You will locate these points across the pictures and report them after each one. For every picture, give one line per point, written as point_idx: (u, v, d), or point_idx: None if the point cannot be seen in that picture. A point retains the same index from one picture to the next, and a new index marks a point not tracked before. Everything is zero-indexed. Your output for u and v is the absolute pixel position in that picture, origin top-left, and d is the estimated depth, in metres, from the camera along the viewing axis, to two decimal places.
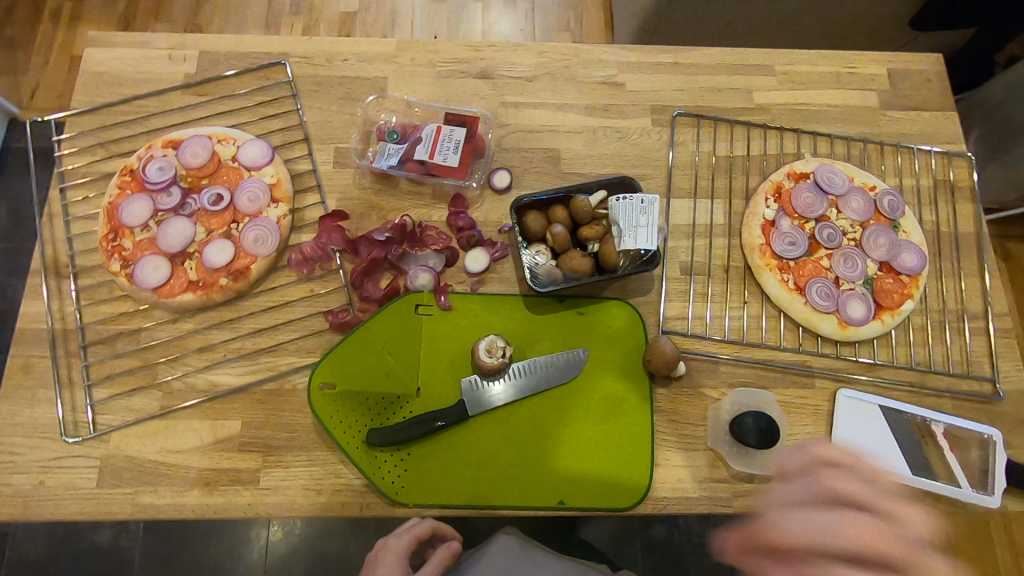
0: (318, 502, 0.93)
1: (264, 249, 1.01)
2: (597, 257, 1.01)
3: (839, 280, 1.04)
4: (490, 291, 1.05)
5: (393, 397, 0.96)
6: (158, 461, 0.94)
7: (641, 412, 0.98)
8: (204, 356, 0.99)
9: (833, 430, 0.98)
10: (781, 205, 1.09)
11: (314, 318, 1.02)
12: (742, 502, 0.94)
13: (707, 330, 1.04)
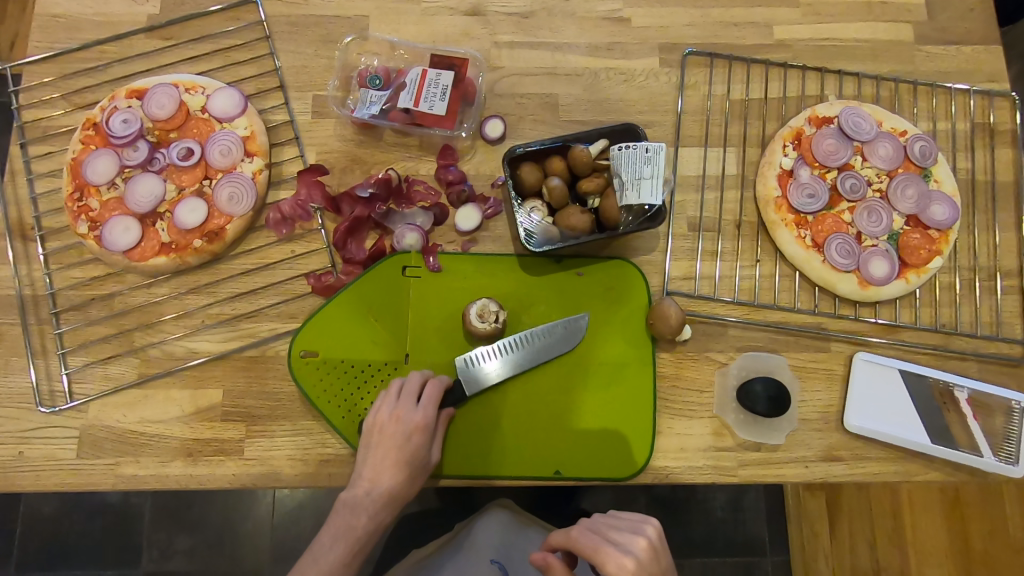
0: (305, 473, 0.89)
1: (239, 208, 0.94)
2: (597, 213, 0.94)
3: (860, 236, 0.96)
4: (483, 251, 0.98)
5: (380, 364, 0.92)
6: (139, 431, 0.90)
7: (644, 379, 0.93)
8: (181, 323, 0.94)
9: (848, 396, 0.92)
10: (801, 153, 0.99)
11: (296, 281, 0.96)
12: (748, 472, 0.90)
13: (715, 291, 0.96)
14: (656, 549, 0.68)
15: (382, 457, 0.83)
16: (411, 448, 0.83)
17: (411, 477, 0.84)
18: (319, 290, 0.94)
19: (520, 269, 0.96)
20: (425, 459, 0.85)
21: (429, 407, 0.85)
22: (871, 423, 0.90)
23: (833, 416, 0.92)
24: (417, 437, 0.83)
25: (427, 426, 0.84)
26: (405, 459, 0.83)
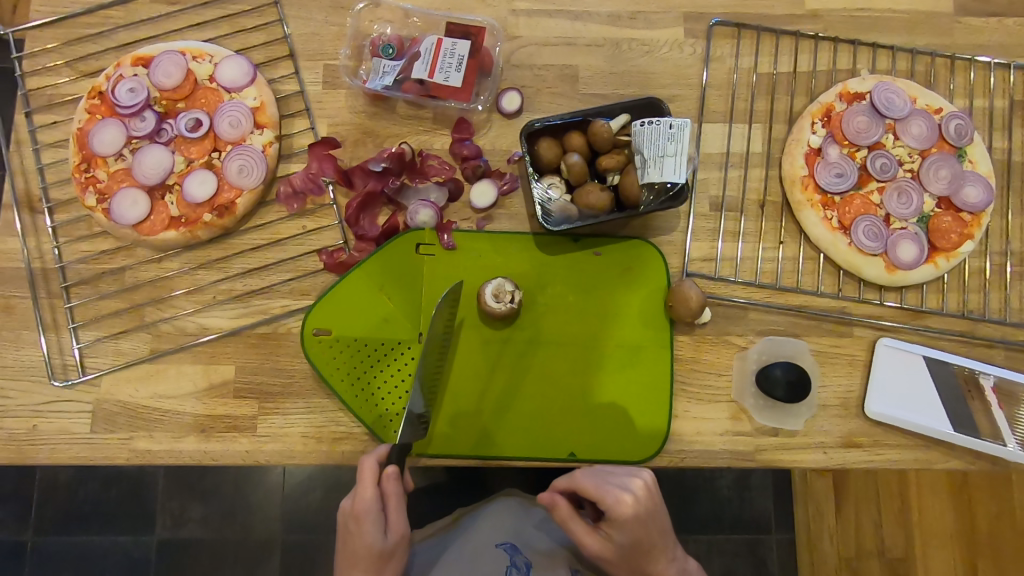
0: (317, 451, 0.89)
1: (249, 181, 0.92)
2: (617, 190, 0.91)
3: (889, 218, 0.93)
4: (499, 229, 0.95)
5: (393, 343, 0.90)
6: (151, 406, 0.90)
7: (661, 362, 0.91)
8: (192, 298, 0.93)
9: (869, 383, 0.90)
10: (829, 131, 0.96)
11: (307, 258, 0.94)
12: (766, 457, 0.89)
13: (737, 272, 0.94)
14: (652, 492, 0.73)
15: (343, 553, 0.72)
16: (358, 542, 0.70)
17: (372, 571, 0.71)
18: (331, 266, 0.92)
19: (536, 248, 0.94)
20: (375, 545, 0.70)
21: (366, 491, 0.71)
22: (892, 410, 0.89)
23: (854, 402, 0.90)
24: (363, 529, 0.70)
25: (367, 512, 0.70)
26: (355, 555, 0.70)
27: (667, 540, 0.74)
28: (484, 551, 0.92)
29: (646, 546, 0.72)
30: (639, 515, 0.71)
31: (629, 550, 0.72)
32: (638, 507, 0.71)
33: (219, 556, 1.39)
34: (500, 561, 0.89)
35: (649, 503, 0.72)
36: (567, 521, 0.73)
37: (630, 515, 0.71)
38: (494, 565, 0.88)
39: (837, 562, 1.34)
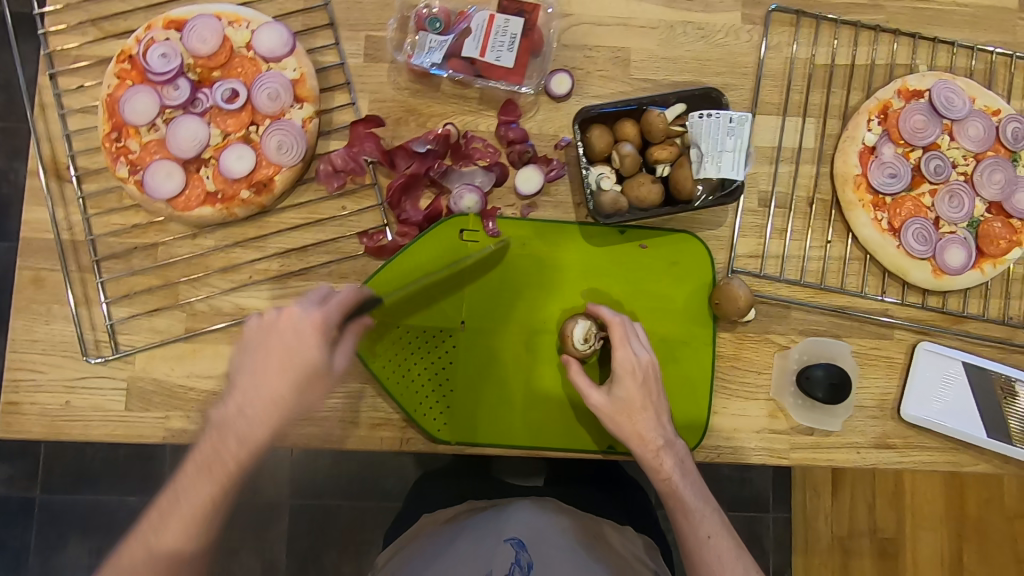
0: (356, 436, 0.89)
1: (289, 158, 0.89)
2: (667, 183, 0.89)
3: (938, 221, 0.92)
4: (544, 217, 0.93)
5: (435, 331, 0.89)
6: (188, 385, 0.89)
7: (703, 359, 0.91)
8: (228, 278, 0.91)
9: (907, 385, 0.91)
10: (885, 129, 0.94)
11: (347, 240, 0.92)
12: (800, 455, 0.90)
13: (782, 270, 0.93)
14: (682, 456, 0.82)
15: (264, 353, 0.66)
16: (301, 348, 0.66)
17: (300, 388, 0.66)
18: (372, 250, 0.90)
19: (582, 239, 0.92)
20: (321, 362, 0.67)
21: (330, 310, 0.69)
22: (928, 413, 0.90)
23: (890, 404, 0.91)
24: (305, 338, 0.66)
25: (325, 328, 0.68)
26: (291, 361, 0.65)
27: (714, 517, 0.80)
28: (491, 543, 0.83)
29: (646, 413, 0.80)
30: (641, 373, 0.81)
31: (633, 407, 0.80)
32: (643, 365, 0.81)
33: (227, 519, 1.38)
34: (506, 555, 0.80)
35: (670, 440, 0.81)
36: (576, 374, 0.82)
37: (636, 373, 0.80)
38: (500, 559, 0.80)
39: (830, 541, 1.37)
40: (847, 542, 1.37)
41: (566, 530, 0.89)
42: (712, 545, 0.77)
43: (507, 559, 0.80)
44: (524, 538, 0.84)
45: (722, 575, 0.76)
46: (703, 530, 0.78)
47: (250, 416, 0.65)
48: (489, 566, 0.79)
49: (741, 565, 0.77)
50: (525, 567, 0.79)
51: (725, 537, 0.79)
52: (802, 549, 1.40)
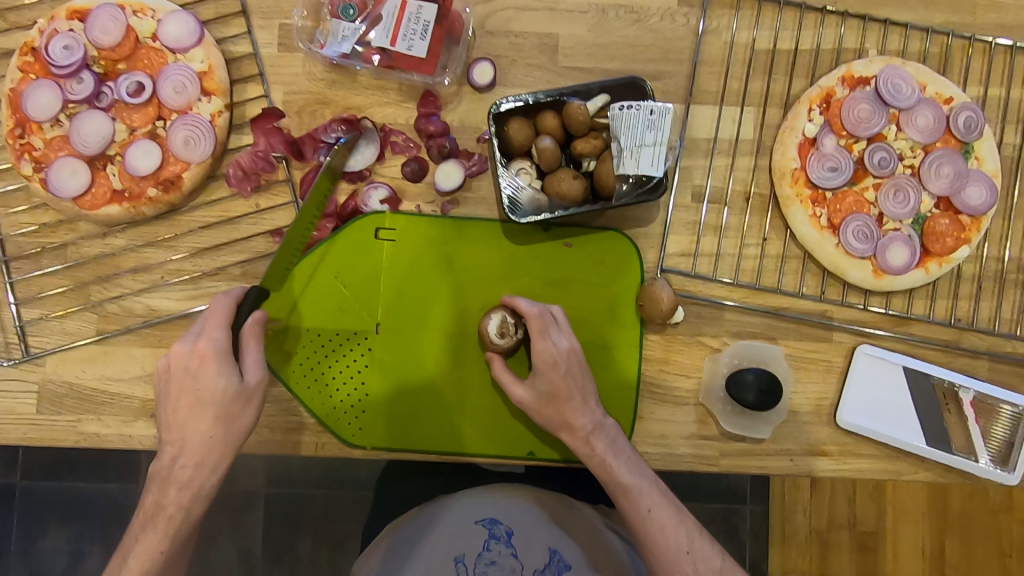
0: (270, 440, 0.86)
1: (196, 154, 0.85)
2: (592, 178, 0.85)
3: (882, 218, 0.87)
4: (465, 214, 0.89)
5: (349, 334, 0.86)
6: (99, 388, 0.87)
7: (628, 362, 0.87)
8: (139, 278, 0.88)
9: (844, 390, 0.86)
10: (828, 119, 0.88)
11: (260, 239, 0.88)
12: (730, 462, 0.86)
13: (715, 269, 0.89)
14: (615, 434, 0.80)
15: (174, 401, 0.67)
16: (200, 383, 0.67)
17: (221, 418, 0.68)
18: (295, 250, 0.87)
19: (504, 237, 0.89)
20: (229, 386, 0.67)
21: (210, 333, 0.68)
22: (865, 420, 0.86)
23: (826, 409, 0.87)
24: (205, 371, 0.67)
25: (212, 352, 0.67)
26: (199, 400, 0.66)
27: (653, 490, 0.78)
28: (464, 524, 0.87)
29: (574, 400, 0.79)
30: (562, 364, 0.78)
31: (560, 401, 0.79)
32: (563, 354, 0.79)
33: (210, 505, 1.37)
34: (478, 535, 0.85)
35: (599, 421, 0.80)
36: (500, 372, 0.81)
37: (557, 364, 0.78)
38: (471, 540, 0.85)
39: (807, 534, 1.32)
40: (825, 535, 1.32)
41: (542, 505, 0.91)
42: (654, 518, 0.76)
43: (479, 540, 0.85)
44: (496, 514, 0.88)
45: (667, 545, 0.75)
46: (644, 505, 0.77)
47: (186, 463, 0.67)
48: (460, 547, 0.84)
49: (683, 531, 0.76)
50: (499, 541, 0.85)
51: (665, 507, 0.77)
52: (779, 541, 1.34)
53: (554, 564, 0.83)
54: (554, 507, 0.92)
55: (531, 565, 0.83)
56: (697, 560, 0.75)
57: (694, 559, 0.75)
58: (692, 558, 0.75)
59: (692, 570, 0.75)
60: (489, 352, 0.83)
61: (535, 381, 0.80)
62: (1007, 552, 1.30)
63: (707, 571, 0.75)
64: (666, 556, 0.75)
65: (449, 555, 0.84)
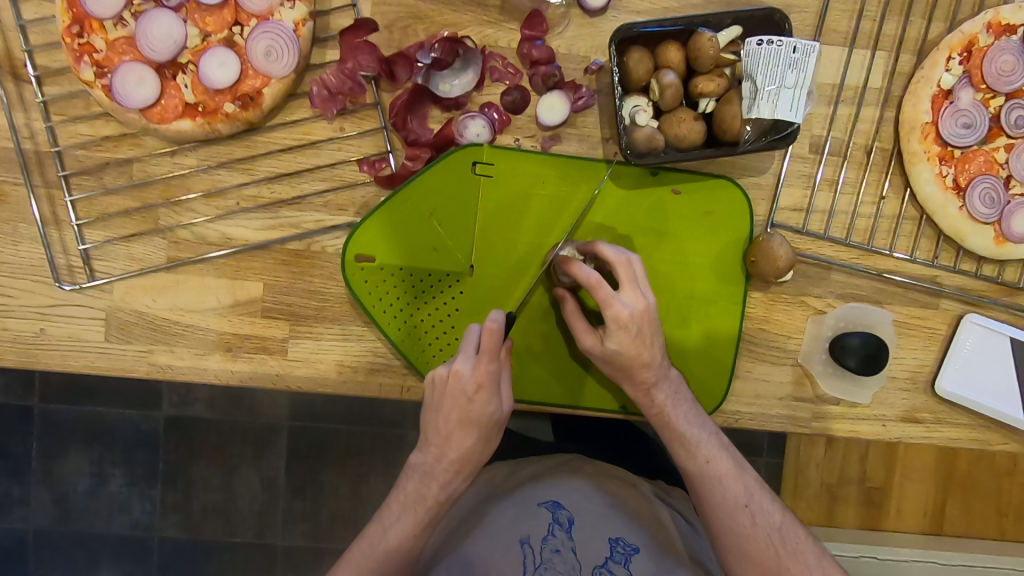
0: (353, 381, 0.83)
1: (278, 68, 0.77)
2: (711, 121, 0.78)
3: (1009, 180, 0.82)
4: (568, 153, 0.83)
5: (441, 275, 0.81)
6: (171, 319, 0.82)
7: (731, 319, 0.84)
8: (213, 204, 0.82)
9: (946, 358, 0.84)
10: (966, 70, 0.81)
11: (345, 167, 0.82)
12: (822, 425, 0.85)
13: (827, 227, 0.84)
14: (679, 385, 0.76)
15: (445, 415, 0.67)
16: (475, 408, 0.67)
17: (482, 438, 0.69)
18: (382, 181, 0.80)
19: (610, 179, 0.82)
20: (495, 413, 0.68)
21: (489, 360, 0.66)
22: (963, 389, 0.84)
23: (924, 376, 0.85)
24: (480, 398, 0.67)
25: (490, 381, 0.67)
26: (471, 423, 0.67)
27: (712, 441, 0.73)
28: (527, 506, 0.79)
29: (642, 357, 0.72)
30: (633, 324, 0.71)
31: (628, 361, 0.73)
32: (636, 314, 0.71)
33: (226, 437, 1.34)
34: (542, 520, 0.77)
35: (663, 371, 0.74)
36: (570, 315, 0.77)
37: (625, 322, 0.71)
38: (536, 523, 0.77)
39: (818, 488, 1.30)
40: (834, 488, 1.30)
41: (601, 486, 0.83)
42: (711, 470, 0.71)
43: (543, 526, 0.77)
44: (561, 497, 0.80)
45: (722, 497, 0.70)
46: (700, 456, 0.72)
47: (446, 467, 0.69)
48: (526, 529, 0.76)
49: (742, 484, 0.71)
50: (562, 529, 0.77)
51: (723, 459, 0.72)
52: (789, 494, 1.31)
53: (618, 554, 0.76)
54: (614, 487, 0.84)
55: (594, 559, 0.75)
56: (755, 514, 0.69)
57: (753, 513, 0.69)
58: (751, 512, 0.69)
59: (750, 523, 0.69)
60: (558, 291, 0.79)
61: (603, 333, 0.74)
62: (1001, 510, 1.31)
63: (767, 527, 0.68)
64: (721, 509, 0.70)
65: (514, 537, 0.76)
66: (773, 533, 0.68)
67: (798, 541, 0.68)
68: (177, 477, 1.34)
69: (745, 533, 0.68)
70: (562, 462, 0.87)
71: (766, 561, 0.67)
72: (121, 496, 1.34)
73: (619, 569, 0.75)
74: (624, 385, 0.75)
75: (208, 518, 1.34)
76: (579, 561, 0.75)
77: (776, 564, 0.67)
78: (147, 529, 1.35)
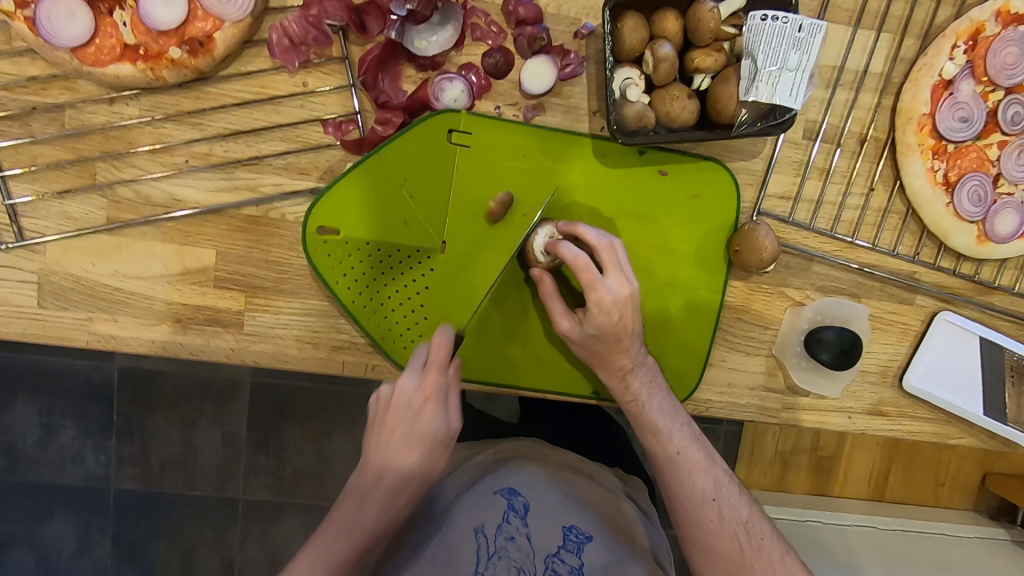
0: (314, 358, 0.78)
1: (231, 10, 0.68)
2: (704, 100, 0.73)
3: (998, 178, 0.80)
4: (551, 125, 0.77)
5: (411, 251, 0.77)
6: (113, 285, 0.75)
7: (710, 307, 0.81)
8: (160, 160, 0.75)
9: (916, 353, 0.85)
10: (970, 60, 0.78)
11: (308, 128, 0.75)
12: (790, 416, 0.85)
13: (814, 217, 0.82)
14: (655, 373, 0.73)
15: (388, 432, 0.65)
16: (420, 424, 0.64)
17: (427, 458, 0.65)
18: (349, 146, 0.74)
19: (594, 157, 0.78)
20: (441, 430, 0.65)
21: (437, 373, 0.66)
22: (929, 385, 0.84)
23: (892, 371, 0.85)
24: (425, 412, 0.65)
25: (438, 394, 0.65)
26: (415, 438, 0.64)
27: (684, 431, 0.70)
28: (481, 494, 0.75)
29: (620, 343, 0.70)
30: (615, 310, 0.68)
31: (605, 346, 0.70)
32: (620, 300, 0.68)
33: (178, 398, 1.28)
34: (496, 508, 0.73)
35: (640, 358, 0.72)
36: (548, 296, 0.73)
37: (607, 307, 0.68)
38: (490, 511, 0.73)
39: (772, 457, 1.31)
40: (788, 455, 1.31)
41: (557, 478, 0.79)
42: (682, 461, 0.69)
43: (497, 513, 0.72)
44: (517, 484, 0.76)
45: (691, 489, 0.67)
46: (671, 446, 0.69)
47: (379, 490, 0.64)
48: (481, 517, 0.72)
49: (711, 476, 0.68)
50: (518, 516, 0.73)
51: (695, 450, 0.70)
52: (745, 461, 1.31)
53: (571, 542, 0.72)
54: (572, 479, 0.81)
55: (548, 546, 0.71)
56: (723, 508, 0.66)
57: (720, 507, 0.67)
58: (718, 505, 0.67)
59: (717, 517, 0.66)
60: (536, 269, 0.74)
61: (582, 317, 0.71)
62: (938, 481, 1.34)
63: (733, 521, 0.66)
64: (689, 500, 0.67)
65: (467, 527, 0.72)
66: (739, 528, 0.66)
67: (764, 536, 0.66)
68: (133, 428, 1.28)
69: (711, 526, 0.66)
70: (517, 450, 0.84)
71: (729, 556, 0.65)
72: (74, 448, 1.28)
73: (572, 558, 0.71)
74: (598, 370, 0.73)
75: (167, 471, 1.29)
76: (533, 548, 0.71)
77: (740, 560, 0.64)
78: (102, 482, 1.29)
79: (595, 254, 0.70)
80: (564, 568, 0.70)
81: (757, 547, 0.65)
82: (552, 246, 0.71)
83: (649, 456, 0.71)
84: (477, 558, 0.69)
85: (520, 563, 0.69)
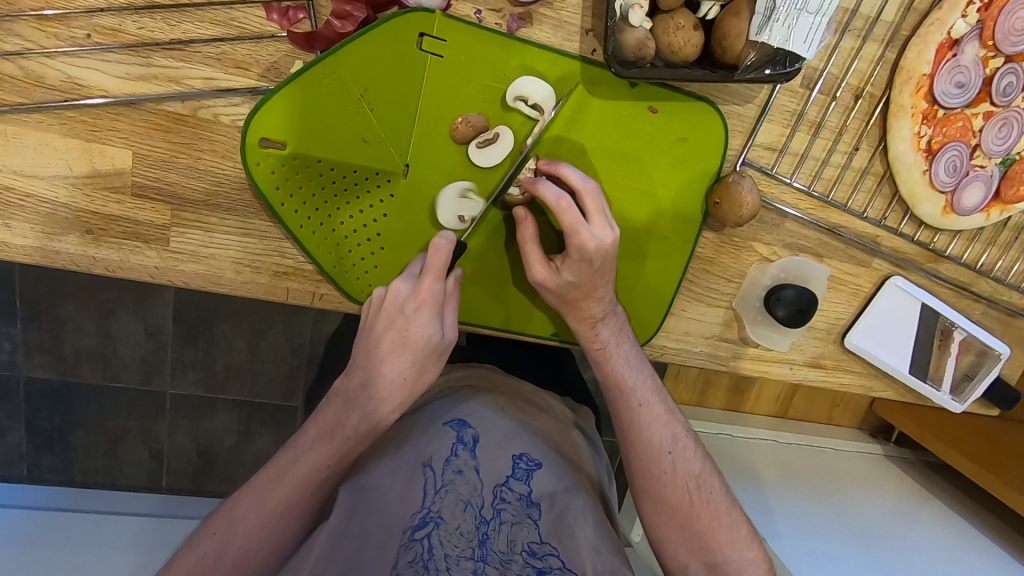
0: (254, 283, 0.70)
1: None
2: (710, 32, 0.65)
3: (976, 150, 0.79)
4: (538, 39, 0.68)
5: (369, 172, 0.68)
6: (1, 179, 0.63)
7: (678, 256, 0.79)
8: (53, 30, 0.60)
9: (863, 313, 0.87)
10: (981, 19, 0.74)
11: (246, 10, 0.62)
12: (738, 366, 0.86)
13: (796, 171, 0.79)
14: (623, 323, 0.73)
15: (377, 335, 0.62)
16: (412, 329, 0.62)
17: (416, 367, 0.62)
18: (298, 40, 0.62)
19: (582, 85, 0.70)
20: (433, 339, 0.62)
21: (432, 279, 0.63)
22: (869, 343, 0.88)
23: (838, 328, 0.88)
24: (418, 317, 0.62)
25: (432, 300, 0.62)
26: (405, 343, 0.61)
27: (647, 384, 0.71)
28: (430, 428, 0.68)
29: (596, 292, 0.67)
30: (596, 259, 0.64)
31: (579, 294, 0.67)
32: (603, 249, 0.64)
33: (88, 295, 1.15)
34: (444, 441, 0.66)
35: (611, 306, 0.70)
36: (526, 240, 0.68)
37: (589, 255, 0.64)
38: (439, 444, 0.65)
39: (695, 374, 1.29)
40: (708, 373, 1.31)
41: (507, 408, 0.74)
42: (643, 414, 0.69)
43: (445, 446, 0.65)
44: (467, 417, 0.69)
45: (648, 442, 0.69)
46: (634, 398, 0.70)
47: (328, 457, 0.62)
48: (427, 452, 0.64)
49: (669, 430, 0.70)
50: (467, 448, 0.66)
51: (656, 403, 0.71)
52: (669, 377, 1.29)
53: (521, 469, 0.66)
54: (523, 408, 0.76)
55: (498, 475, 0.64)
56: (677, 461, 0.68)
57: (675, 460, 0.69)
58: (673, 458, 0.69)
59: (671, 470, 0.68)
60: (516, 209, 0.68)
61: (559, 264, 0.67)
62: (834, 402, 1.33)
63: (686, 475, 0.68)
64: (645, 452, 0.69)
65: (414, 460, 0.64)
66: (691, 481, 0.68)
67: (712, 490, 0.68)
68: (39, 316, 1.16)
69: (665, 478, 0.68)
70: (471, 376, 0.80)
71: (678, 506, 0.67)
72: None
73: (520, 485, 0.65)
74: (565, 315, 0.71)
75: (85, 360, 1.19)
76: (482, 480, 0.63)
77: (688, 510, 0.67)
78: (8, 370, 1.19)
79: (578, 201, 0.65)
80: (512, 496, 0.64)
81: (706, 502, 0.67)
82: (530, 189, 0.66)
83: (610, 406, 0.72)
84: (423, 494, 0.61)
85: (469, 497, 0.62)
